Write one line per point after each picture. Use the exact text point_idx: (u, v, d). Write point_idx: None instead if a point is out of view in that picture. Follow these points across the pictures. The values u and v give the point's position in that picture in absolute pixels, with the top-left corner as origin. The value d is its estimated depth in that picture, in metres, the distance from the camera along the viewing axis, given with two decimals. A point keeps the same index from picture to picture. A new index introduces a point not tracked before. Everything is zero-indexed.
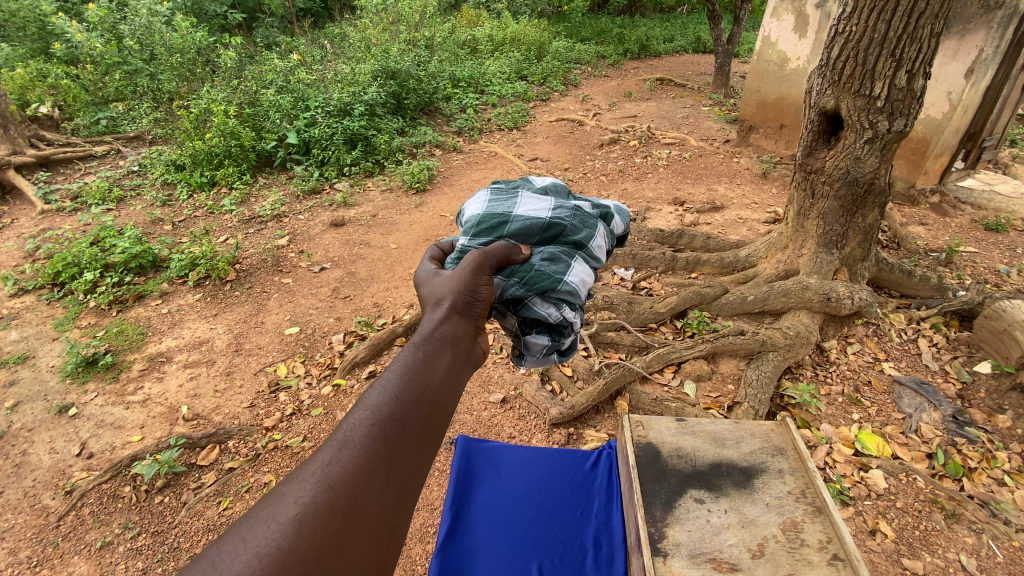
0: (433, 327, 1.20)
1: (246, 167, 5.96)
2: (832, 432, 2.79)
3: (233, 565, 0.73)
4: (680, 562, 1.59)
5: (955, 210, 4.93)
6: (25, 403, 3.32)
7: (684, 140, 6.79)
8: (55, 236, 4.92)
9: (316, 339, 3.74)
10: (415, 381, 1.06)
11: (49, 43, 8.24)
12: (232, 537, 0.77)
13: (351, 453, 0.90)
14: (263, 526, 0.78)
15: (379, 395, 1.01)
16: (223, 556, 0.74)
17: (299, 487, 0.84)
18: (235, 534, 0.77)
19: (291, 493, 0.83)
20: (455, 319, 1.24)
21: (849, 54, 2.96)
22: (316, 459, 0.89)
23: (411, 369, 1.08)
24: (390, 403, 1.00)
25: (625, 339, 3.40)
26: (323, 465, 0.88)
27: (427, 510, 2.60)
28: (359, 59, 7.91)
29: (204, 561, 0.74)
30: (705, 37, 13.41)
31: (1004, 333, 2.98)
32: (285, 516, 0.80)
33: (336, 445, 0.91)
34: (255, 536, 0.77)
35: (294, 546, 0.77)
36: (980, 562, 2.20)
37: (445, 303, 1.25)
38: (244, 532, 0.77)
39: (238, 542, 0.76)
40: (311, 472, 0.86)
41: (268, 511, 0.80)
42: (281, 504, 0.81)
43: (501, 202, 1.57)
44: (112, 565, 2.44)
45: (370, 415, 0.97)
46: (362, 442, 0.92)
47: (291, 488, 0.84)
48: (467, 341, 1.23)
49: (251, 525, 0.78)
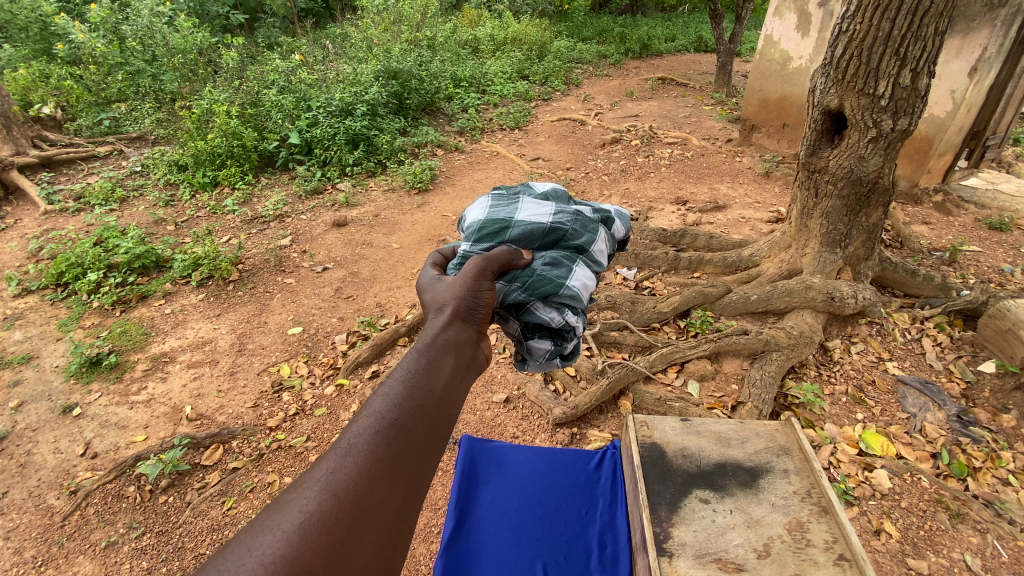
0: (435, 333, 1.20)
1: (248, 167, 5.97)
2: (836, 432, 2.79)
3: (238, 572, 0.73)
4: (686, 562, 1.59)
5: (958, 210, 4.91)
6: (29, 403, 3.33)
7: (686, 140, 6.78)
8: (59, 236, 4.93)
9: (318, 339, 3.74)
10: (419, 387, 1.06)
11: (51, 44, 8.21)
12: (237, 546, 0.76)
13: (356, 460, 0.90)
14: (268, 535, 0.78)
15: (383, 403, 1.01)
16: (228, 564, 0.74)
17: (303, 495, 0.84)
18: (240, 542, 0.77)
19: (295, 502, 0.83)
20: (457, 325, 1.24)
21: (853, 52, 2.95)
22: (320, 467, 0.89)
23: (415, 375, 1.08)
24: (393, 410, 1.00)
25: (628, 338, 3.40)
26: (327, 473, 0.87)
27: (432, 510, 2.61)
28: (360, 59, 7.90)
29: (210, 569, 0.73)
30: (707, 36, 13.39)
31: (1007, 332, 2.97)
32: (289, 525, 0.79)
33: (340, 452, 0.91)
34: (260, 545, 0.76)
35: (299, 553, 0.76)
36: (985, 561, 2.19)
37: (448, 309, 1.25)
38: (249, 541, 0.77)
39: (242, 551, 0.75)
40: (315, 480, 0.86)
41: (272, 520, 0.80)
42: (285, 513, 0.81)
43: (501, 208, 1.58)
44: (118, 565, 2.45)
45: (373, 422, 0.97)
46: (366, 449, 0.92)
47: (295, 497, 0.84)
48: (469, 347, 1.23)
49: (256, 534, 0.78)
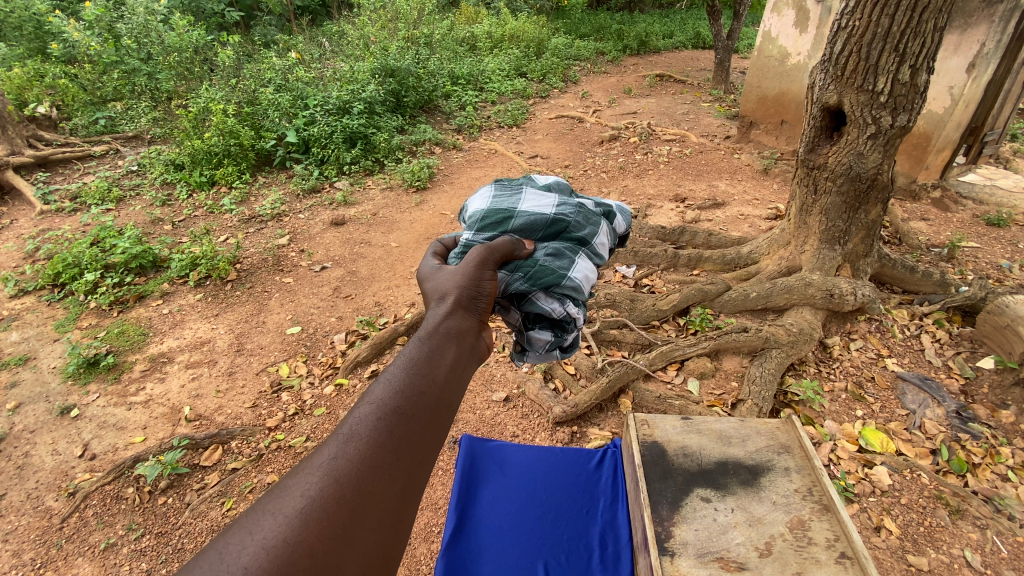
0: (438, 322, 1.19)
1: (245, 166, 5.93)
2: (835, 428, 2.79)
3: (239, 558, 0.72)
4: (688, 562, 1.59)
5: (956, 205, 4.90)
6: (27, 404, 3.32)
7: (684, 136, 6.77)
8: (55, 237, 4.91)
9: (317, 338, 3.73)
10: (421, 375, 1.06)
11: (45, 43, 8.20)
12: (240, 529, 0.76)
13: (358, 446, 0.90)
14: (270, 518, 0.77)
15: (385, 389, 1.01)
16: (230, 548, 0.73)
17: (305, 480, 0.83)
18: (241, 526, 0.76)
19: (296, 487, 0.82)
20: (460, 314, 1.23)
21: (852, 49, 2.94)
22: (322, 452, 0.88)
23: (417, 363, 1.08)
24: (394, 397, 1.00)
25: (628, 336, 3.40)
26: (329, 459, 0.87)
27: (432, 510, 2.60)
28: (357, 57, 7.87)
29: (211, 554, 0.72)
30: (704, 32, 13.41)
31: (1006, 328, 2.98)
32: (291, 509, 0.78)
33: (342, 438, 0.90)
34: (262, 528, 0.76)
35: (300, 538, 0.76)
36: (985, 558, 2.20)
37: (450, 298, 1.24)
38: (250, 525, 0.76)
39: (244, 535, 0.74)
40: (317, 465, 0.86)
41: (274, 504, 0.79)
42: (286, 497, 0.80)
43: (505, 197, 1.55)
44: (117, 566, 2.44)
45: (375, 408, 0.96)
46: (368, 435, 0.92)
47: (297, 481, 0.83)
48: (471, 336, 1.23)
49: (256, 517, 0.77)
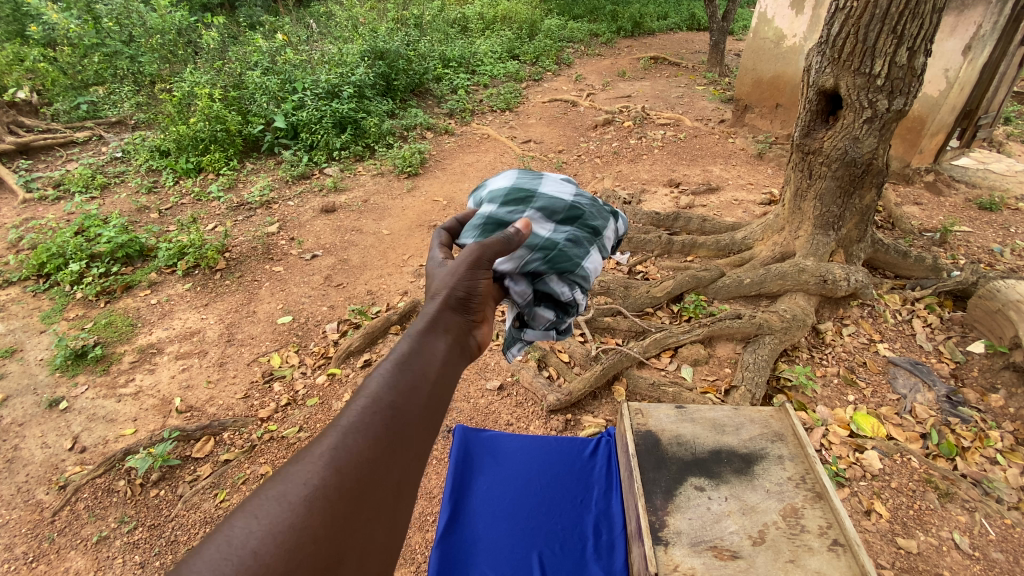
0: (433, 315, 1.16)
1: (233, 152, 5.82)
2: (827, 414, 2.81)
3: (247, 543, 0.70)
4: (681, 550, 1.59)
5: (949, 189, 4.90)
6: (14, 397, 3.27)
7: (679, 120, 6.69)
8: (38, 226, 4.79)
9: (309, 328, 3.69)
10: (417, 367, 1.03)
11: (24, 25, 7.95)
12: (244, 512, 0.73)
13: (359, 436, 0.87)
14: (274, 504, 0.75)
15: (383, 379, 0.98)
16: (236, 531, 0.71)
17: (308, 466, 0.80)
18: (246, 509, 0.73)
19: (299, 473, 0.79)
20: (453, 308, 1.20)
21: (850, 31, 2.89)
22: (323, 440, 0.85)
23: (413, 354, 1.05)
24: (393, 388, 0.97)
25: (622, 324, 3.39)
26: (331, 447, 0.84)
27: (426, 499, 2.59)
28: (345, 39, 7.69)
29: (217, 538, 0.70)
30: (699, 13, 13.22)
31: (997, 313, 3.00)
32: (296, 496, 0.76)
33: (342, 427, 0.87)
34: (267, 513, 0.73)
35: (306, 525, 0.74)
36: (973, 539, 2.23)
37: (438, 298, 1.19)
38: (256, 509, 0.73)
39: (250, 520, 0.72)
40: (320, 453, 0.83)
41: (278, 490, 0.76)
42: (290, 483, 0.77)
43: (528, 180, 1.54)
44: (110, 560, 2.43)
45: (375, 399, 0.94)
46: (368, 425, 0.89)
47: (300, 467, 0.80)
48: (462, 332, 1.19)
49: (261, 502, 0.75)
